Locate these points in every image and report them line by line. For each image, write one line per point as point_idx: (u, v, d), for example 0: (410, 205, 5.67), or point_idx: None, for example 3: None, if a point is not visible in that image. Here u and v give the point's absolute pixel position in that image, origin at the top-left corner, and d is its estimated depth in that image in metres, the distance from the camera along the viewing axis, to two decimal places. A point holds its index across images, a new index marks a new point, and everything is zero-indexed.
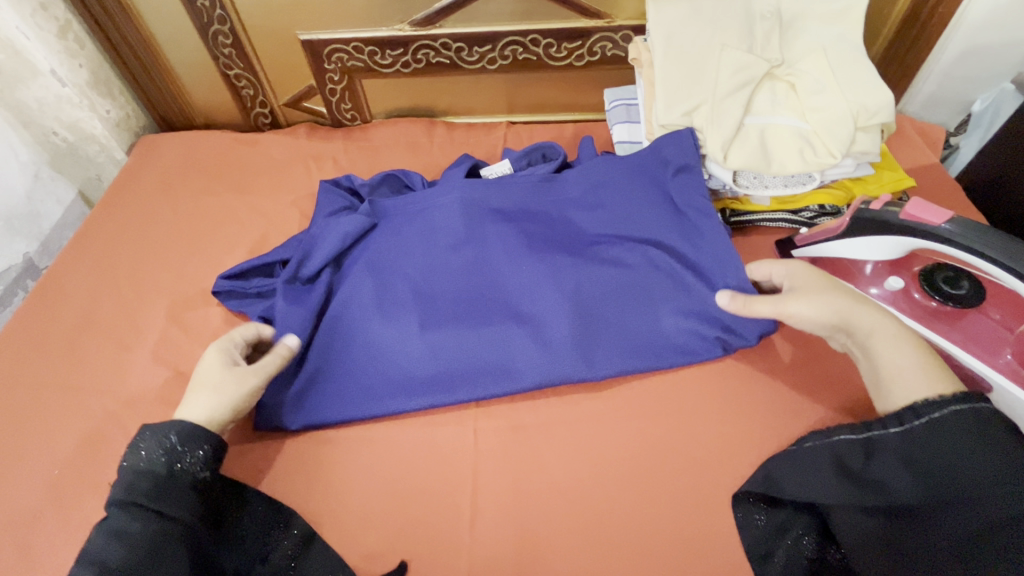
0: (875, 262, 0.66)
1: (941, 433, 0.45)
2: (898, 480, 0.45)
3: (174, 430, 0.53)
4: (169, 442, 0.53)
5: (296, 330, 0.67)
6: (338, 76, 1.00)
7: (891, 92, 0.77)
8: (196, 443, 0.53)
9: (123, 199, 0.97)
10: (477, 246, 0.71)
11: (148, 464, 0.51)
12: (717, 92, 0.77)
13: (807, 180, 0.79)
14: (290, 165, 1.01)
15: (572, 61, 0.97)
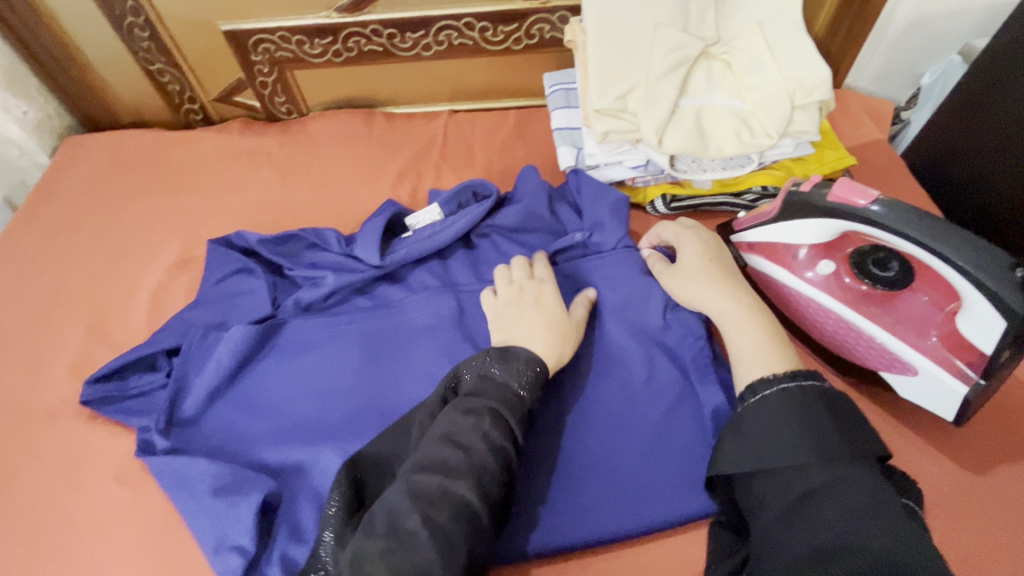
0: (808, 246, 0.64)
1: (767, 407, 0.50)
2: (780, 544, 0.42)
3: (515, 357, 0.56)
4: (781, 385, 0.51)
5: (224, 439, 0.64)
6: (267, 68, 0.96)
7: (829, 69, 0.75)
8: (519, 365, 0.56)
9: (45, 204, 0.92)
10: (407, 342, 0.70)
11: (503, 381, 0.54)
12: (650, 75, 0.75)
13: (746, 162, 0.77)
14: (222, 161, 0.96)
15: (510, 45, 0.93)
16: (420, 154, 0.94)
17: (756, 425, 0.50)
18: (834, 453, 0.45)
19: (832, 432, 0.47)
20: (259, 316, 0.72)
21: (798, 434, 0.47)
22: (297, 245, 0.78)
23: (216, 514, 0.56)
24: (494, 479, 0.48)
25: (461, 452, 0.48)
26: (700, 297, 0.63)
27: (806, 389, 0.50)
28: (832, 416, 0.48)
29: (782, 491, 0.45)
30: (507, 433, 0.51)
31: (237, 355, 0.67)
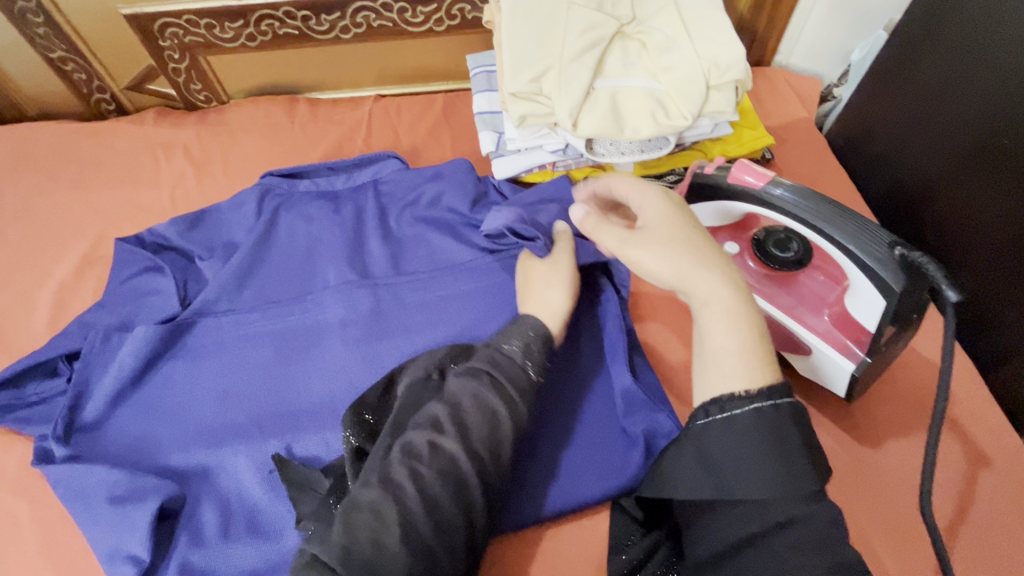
0: (714, 229, 0.65)
1: (728, 432, 0.44)
2: None
3: (531, 329, 0.57)
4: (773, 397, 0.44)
5: (126, 441, 0.62)
6: (178, 54, 0.91)
7: (743, 47, 0.75)
8: (523, 333, 0.57)
9: None
10: (321, 337, 0.68)
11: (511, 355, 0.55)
12: (564, 56, 0.73)
13: (664, 144, 0.77)
14: (135, 155, 0.92)
15: (432, 26, 0.91)
16: (342, 142, 0.92)
17: (724, 454, 0.44)
18: (798, 487, 0.42)
19: (793, 459, 0.42)
20: (166, 311, 0.70)
21: (758, 466, 0.42)
22: (210, 241, 0.76)
23: (109, 528, 0.55)
24: (489, 437, 0.49)
25: (454, 417, 0.49)
26: (683, 271, 0.49)
27: (776, 409, 0.43)
28: (805, 433, 0.43)
29: (738, 526, 0.43)
30: (505, 401, 0.51)
31: (142, 356, 0.65)
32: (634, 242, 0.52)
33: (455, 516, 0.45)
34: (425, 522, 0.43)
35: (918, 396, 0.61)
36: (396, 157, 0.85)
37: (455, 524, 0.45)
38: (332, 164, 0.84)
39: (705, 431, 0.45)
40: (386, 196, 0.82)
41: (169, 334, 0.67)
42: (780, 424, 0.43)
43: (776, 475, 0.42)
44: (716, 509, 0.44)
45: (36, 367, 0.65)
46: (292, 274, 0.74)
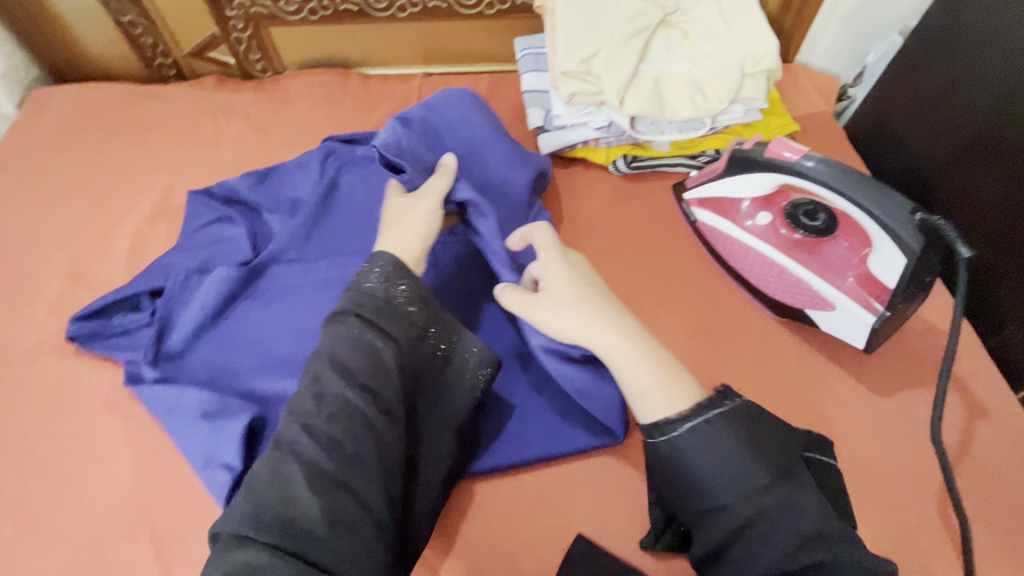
0: (749, 200, 0.72)
1: (702, 437, 0.50)
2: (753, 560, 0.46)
3: (388, 263, 0.57)
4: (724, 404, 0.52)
5: (210, 369, 0.67)
6: (242, 24, 0.96)
7: (776, 40, 0.82)
8: (377, 266, 0.57)
9: (14, 155, 0.92)
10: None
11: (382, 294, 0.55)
12: (614, 40, 0.79)
13: (699, 126, 0.84)
14: (196, 118, 0.97)
15: (483, 10, 0.97)
16: (394, 114, 0.98)
17: (704, 456, 0.49)
18: (760, 480, 0.48)
19: (748, 456, 0.49)
20: (240, 257, 0.76)
21: (722, 469, 0.49)
22: (277, 196, 0.82)
23: (203, 440, 0.60)
24: (370, 372, 0.52)
25: (324, 363, 0.52)
26: (583, 332, 0.56)
27: (727, 415, 0.51)
28: (763, 425, 0.51)
29: (740, 512, 0.47)
30: (377, 337, 0.53)
31: (222, 294, 0.71)
32: (540, 310, 0.58)
33: (364, 455, 0.49)
34: (327, 461, 0.47)
35: (925, 356, 0.69)
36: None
37: (355, 462, 0.48)
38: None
39: (678, 443, 0.50)
40: None
41: (245, 277, 0.73)
42: (740, 420, 0.51)
43: (757, 464, 0.49)
44: (713, 502, 0.49)
45: (122, 301, 0.71)
46: (353, 228, 0.80)
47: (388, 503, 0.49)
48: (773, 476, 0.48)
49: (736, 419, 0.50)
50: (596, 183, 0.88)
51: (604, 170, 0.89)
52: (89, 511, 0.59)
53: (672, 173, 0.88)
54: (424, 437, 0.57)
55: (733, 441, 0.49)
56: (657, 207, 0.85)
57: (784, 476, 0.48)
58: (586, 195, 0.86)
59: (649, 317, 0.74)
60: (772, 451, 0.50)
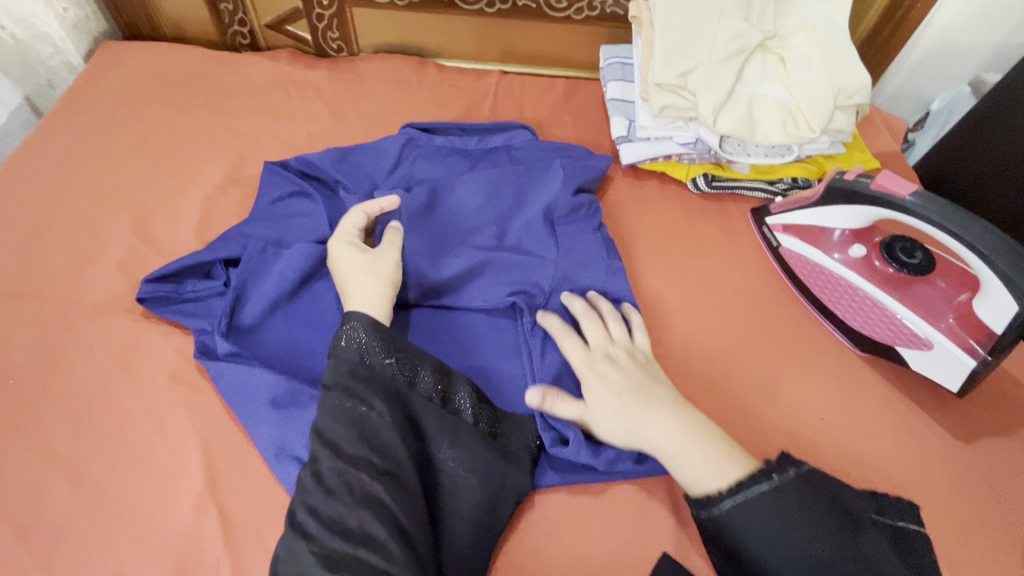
0: (842, 230, 0.72)
1: (754, 510, 0.50)
2: None
3: (356, 321, 0.59)
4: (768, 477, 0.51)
5: (281, 348, 0.65)
6: (327, 1, 0.95)
7: (868, 76, 0.82)
8: (354, 327, 0.59)
9: (80, 106, 0.89)
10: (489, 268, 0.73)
11: (357, 358, 0.57)
12: (712, 57, 0.79)
13: (786, 152, 0.83)
14: (268, 89, 0.95)
15: (571, 14, 0.96)
16: (470, 108, 0.96)
17: (762, 533, 0.49)
18: (820, 548, 0.47)
19: (799, 518, 0.48)
20: (313, 234, 0.73)
21: (772, 529, 0.48)
22: (355, 174, 0.80)
23: (273, 426, 0.57)
24: (357, 437, 0.53)
25: (318, 437, 0.53)
26: (633, 437, 0.57)
27: (779, 484, 0.50)
28: (817, 494, 0.50)
29: None
30: (358, 400, 0.54)
31: (298, 272, 0.68)
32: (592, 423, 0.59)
33: (369, 524, 0.48)
34: (333, 539, 0.48)
35: (1006, 406, 0.68)
36: (526, 128, 0.90)
37: (368, 533, 0.48)
38: (464, 125, 0.88)
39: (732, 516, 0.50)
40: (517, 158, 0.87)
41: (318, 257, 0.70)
42: (790, 493, 0.50)
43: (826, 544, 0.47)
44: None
45: (193, 269, 0.68)
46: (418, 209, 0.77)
47: (414, 563, 0.48)
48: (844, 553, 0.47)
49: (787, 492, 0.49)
50: (673, 197, 0.87)
51: (681, 186, 0.88)
52: (151, 481, 0.56)
53: (749, 196, 0.88)
54: (446, 483, 0.56)
55: (792, 513, 0.49)
56: (734, 227, 0.84)
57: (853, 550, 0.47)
58: (663, 207, 0.85)
59: (732, 336, 0.72)
60: (827, 508, 0.49)
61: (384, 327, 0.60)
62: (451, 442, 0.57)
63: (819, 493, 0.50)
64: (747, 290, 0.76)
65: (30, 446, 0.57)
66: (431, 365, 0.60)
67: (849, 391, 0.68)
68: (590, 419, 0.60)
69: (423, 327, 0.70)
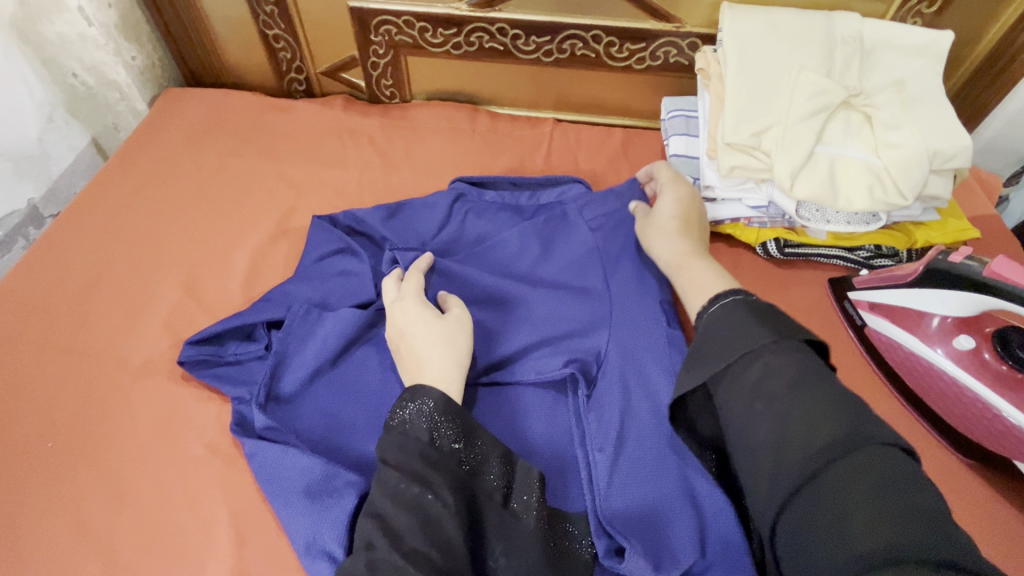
0: (944, 317, 0.63)
1: (711, 316, 0.50)
2: (754, 461, 0.41)
3: (426, 394, 0.54)
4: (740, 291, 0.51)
5: (318, 419, 0.61)
6: (383, 50, 0.95)
7: (969, 138, 0.74)
8: (422, 401, 0.54)
9: (141, 152, 0.91)
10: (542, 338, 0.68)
11: (427, 436, 0.52)
12: (790, 116, 0.73)
13: (872, 220, 0.75)
14: (321, 136, 0.94)
15: (632, 64, 0.92)
16: (523, 158, 0.93)
17: (712, 331, 0.48)
18: (756, 336, 0.45)
19: (756, 330, 0.45)
20: (358, 293, 0.70)
21: (726, 340, 0.46)
22: (403, 230, 0.77)
23: (306, 516, 0.54)
24: (421, 528, 0.46)
25: (377, 523, 0.47)
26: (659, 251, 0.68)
27: (747, 299, 0.49)
28: (773, 313, 0.47)
29: (737, 383, 0.44)
30: (425, 486, 0.49)
31: (341, 338, 0.65)
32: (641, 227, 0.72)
33: None
34: None
35: None
36: (581, 183, 0.85)
37: None
38: (516, 179, 0.84)
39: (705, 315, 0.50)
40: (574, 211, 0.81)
41: (359, 320, 0.66)
42: (756, 304, 0.48)
43: (768, 344, 0.44)
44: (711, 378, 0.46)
45: (237, 329, 0.66)
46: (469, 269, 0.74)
47: None
48: (782, 355, 0.43)
49: (737, 302, 0.48)
50: (741, 263, 0.80)
51: (750, 251, 0.81)
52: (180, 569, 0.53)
53: (827, 264, 0.80)
54: None
55: (749, 320, 0.46)
56: (812, 299, 0.76)
57: (791, 355, 0.43)
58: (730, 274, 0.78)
59: None
60: (786, 323, 0.46)
61: (457, 405, 0.54)
62: (504, 546, 0.51)
63: (778, 312, 0.47)
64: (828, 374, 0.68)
65: (63, 520, 0.55)
66: (498, 452, 0.55)
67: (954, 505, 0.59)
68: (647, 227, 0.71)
69: (475, 404, 0.66)
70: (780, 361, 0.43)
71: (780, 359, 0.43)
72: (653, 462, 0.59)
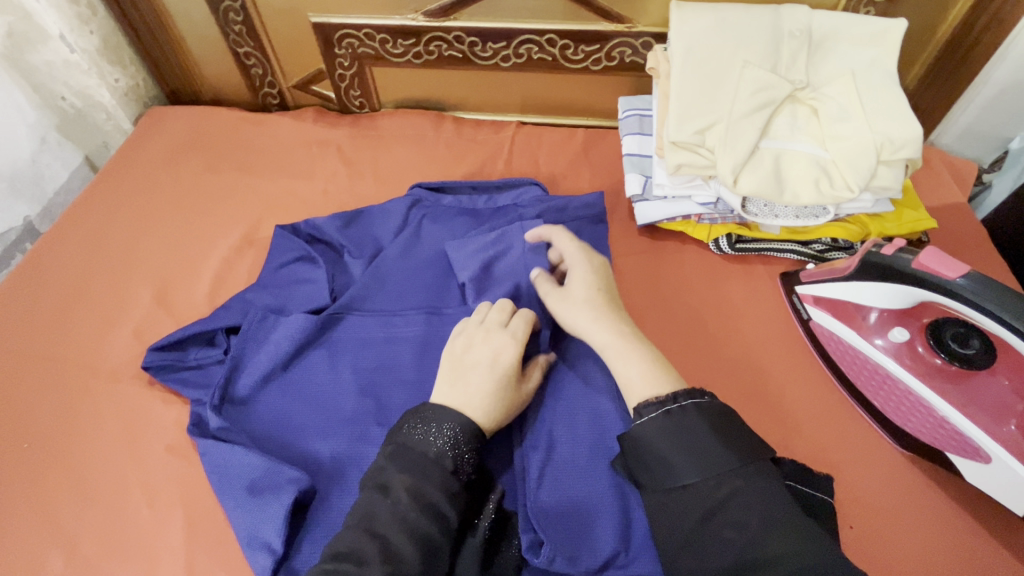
0: (880, 311, 0.64)
1: (646, 431, 0.53)
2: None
3: (462, 423, 0.54)
4: (669, 399, 0.54)
5: (268, 419, 0.65)
6: (348, 63, 0.98)
7: (920, 126, 0.73)
8: (447, 427, 0.54)
9: (123, 170, 0.96)
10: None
11: (450, 466, 0.52)
12: (733, 113, 0.73)
13: (821, 213, 0.75)
14: (291, 148, 0.98)
15: (589, 65, 0.93)
16: (484, 162, 0.95)
17: (646, 450, 0.52)
18: (684, 459, 0.50)
19: (717, 448, 0.49)
20: (311, 299, 0.74)
21: (686, 458, 0.49)
22: (360, 236, 0.81)
23: (251, 510, 0.57)
24: (421, 558, 0.48)
25: (379, 544, 0.48)
26: (585, 328, 0.63)
27: (677, 412, 0.52)
28: (708, 427, 0.51)
29: (676, 505, 0.49)
30: (434, 516, 0.50)
31: (294, 342, 0.68)
32: (552, 299, 0.67)
33: None
34: None
35: None
36: (537, 184, 0.87)
37: None
38: (475, 184, 0.87)
39: (637, 430, 0.53)
40: (526, 210, 0.83)
41: (310, 324, 0.69)
42: (685, 415, 0.52)
43: (699, 468, 0.49)
44: (651, 494, 0.51)
45: (198, 335, 0.70)
46: (417, 272, 0.77)
47: None
48: (710, 479, 0.48)
49: (670, 418, 0.52)
50: (693, 260, 0.81)
51: (703, 248, 0.82)
52: (135, 561, 0.57)
53: (780, 259, 0.80)
54: None
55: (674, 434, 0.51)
56: (761, 295, 0.76)
57: (718, 478, 0.48)
58: (681, 271, 0.79)
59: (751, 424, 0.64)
60: (729, 436, 0.51)
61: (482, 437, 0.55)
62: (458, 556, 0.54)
63: (711, 423, 0.51)
64: (771, 371, 0.69)
65: (33, 517, 0.60)
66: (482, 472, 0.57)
67: (888, 498, 0.59)
68: (555, 302, 0.66)
69: None
70: (707, 484, 0.48)
71: (707, 482, 0.48)
72: (584, 457, 0.61)
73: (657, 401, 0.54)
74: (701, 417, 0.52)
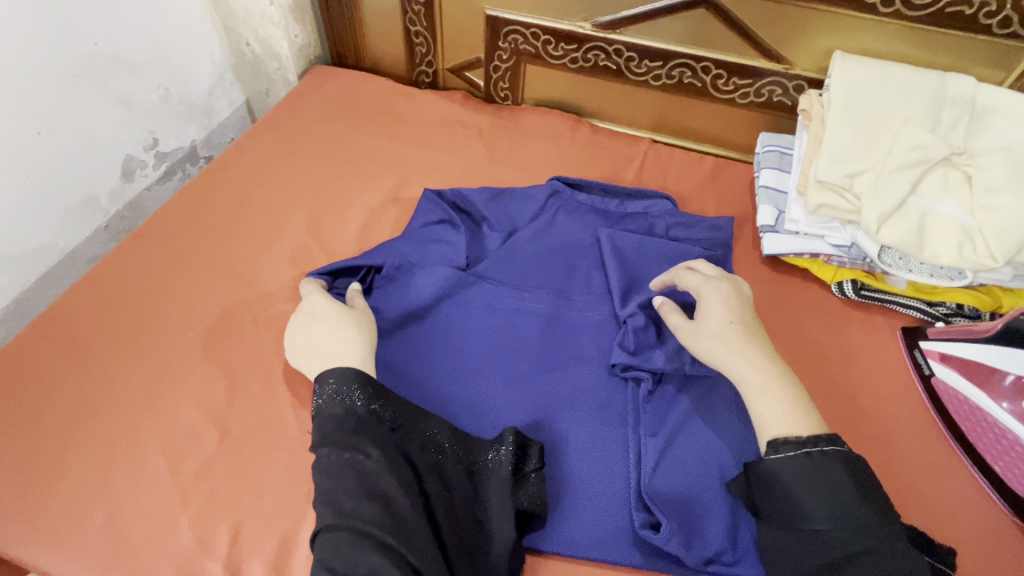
0: (1017, 376, 0.64)
1: (785, 468, 0.55)
2: None
3: (339, 372, 0.61)
4: (814, 443, 0.55)
5: (405, 358, 0.72)
6: (507, 56, 1.05)
7: None
8: (333, 379, 0.61)
9: (288, 115, 1.06)
10: (593, 331, 0.75)
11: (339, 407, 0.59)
12: (885, 165, 0.76)
13: (957, 276, 0.76)
14: (438, 124, 1.06)
15: (735, 97, 0.97)
16: (616, 170, 1.00)
17: (778, 486, 0.54)
18: (821, 504, 0.52)
19: (855, 504, 0.51)
20: (451, 258, 0.79)
21: (822, 504, 0.52)
22: (500, 212, 0.86)
23: None
24: (354, 486, 0.54)
25: (330, 482, 0.54)
26: (724, 363, 0.63)
27: (817, 457, 0.54)
28: (850, 480, 0.53)
29: (800, 545, 0.52)
30: (356, 449, 0.56)
31: (437, 294, 0.75)
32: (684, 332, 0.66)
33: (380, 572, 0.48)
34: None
35: None
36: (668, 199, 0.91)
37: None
38: (607, 187, 0.91)
39: (774, 466, 0.55)
40: (657, 219, 0.87)
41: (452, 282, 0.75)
42: (827, 463, 0.54)
43: (834, 519, 0.51)
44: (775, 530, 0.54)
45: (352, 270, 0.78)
46: (548, 255, 0.82)
47: None
48: (844, 532, 0.51)
49: (812, 462, 0.54)
50: (812, 298, 0.83)
51: (823, 289, 0.84)
52: (277, 453, 0.63)
53: (900, 314, 0.81)
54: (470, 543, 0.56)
55: (812, 479, 0.53)
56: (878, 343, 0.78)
57: (852, 533, 0.51)
58: (799, 306, 0.81)
59: None
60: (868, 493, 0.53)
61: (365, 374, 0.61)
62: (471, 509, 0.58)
63: (852, 477, 0.53)
64: (882, 418, 0.70)
65: (191, 395, 0.67)
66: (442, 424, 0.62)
67: (993, 562, 0.59)
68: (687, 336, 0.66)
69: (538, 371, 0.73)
70: (839, 534, 0.51)
71: (840, 533, 0.51)
72: (686, 456, 0.64)
73: (798, 443, 0.55)
74: (843, 467, 0.54)
